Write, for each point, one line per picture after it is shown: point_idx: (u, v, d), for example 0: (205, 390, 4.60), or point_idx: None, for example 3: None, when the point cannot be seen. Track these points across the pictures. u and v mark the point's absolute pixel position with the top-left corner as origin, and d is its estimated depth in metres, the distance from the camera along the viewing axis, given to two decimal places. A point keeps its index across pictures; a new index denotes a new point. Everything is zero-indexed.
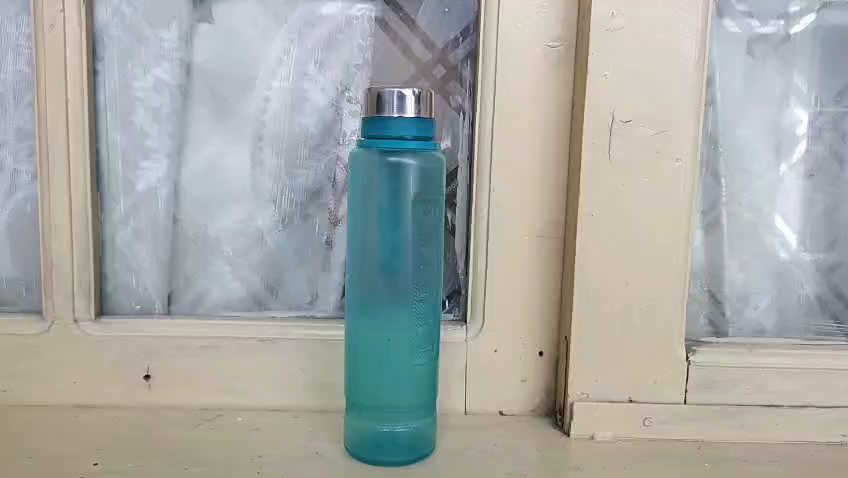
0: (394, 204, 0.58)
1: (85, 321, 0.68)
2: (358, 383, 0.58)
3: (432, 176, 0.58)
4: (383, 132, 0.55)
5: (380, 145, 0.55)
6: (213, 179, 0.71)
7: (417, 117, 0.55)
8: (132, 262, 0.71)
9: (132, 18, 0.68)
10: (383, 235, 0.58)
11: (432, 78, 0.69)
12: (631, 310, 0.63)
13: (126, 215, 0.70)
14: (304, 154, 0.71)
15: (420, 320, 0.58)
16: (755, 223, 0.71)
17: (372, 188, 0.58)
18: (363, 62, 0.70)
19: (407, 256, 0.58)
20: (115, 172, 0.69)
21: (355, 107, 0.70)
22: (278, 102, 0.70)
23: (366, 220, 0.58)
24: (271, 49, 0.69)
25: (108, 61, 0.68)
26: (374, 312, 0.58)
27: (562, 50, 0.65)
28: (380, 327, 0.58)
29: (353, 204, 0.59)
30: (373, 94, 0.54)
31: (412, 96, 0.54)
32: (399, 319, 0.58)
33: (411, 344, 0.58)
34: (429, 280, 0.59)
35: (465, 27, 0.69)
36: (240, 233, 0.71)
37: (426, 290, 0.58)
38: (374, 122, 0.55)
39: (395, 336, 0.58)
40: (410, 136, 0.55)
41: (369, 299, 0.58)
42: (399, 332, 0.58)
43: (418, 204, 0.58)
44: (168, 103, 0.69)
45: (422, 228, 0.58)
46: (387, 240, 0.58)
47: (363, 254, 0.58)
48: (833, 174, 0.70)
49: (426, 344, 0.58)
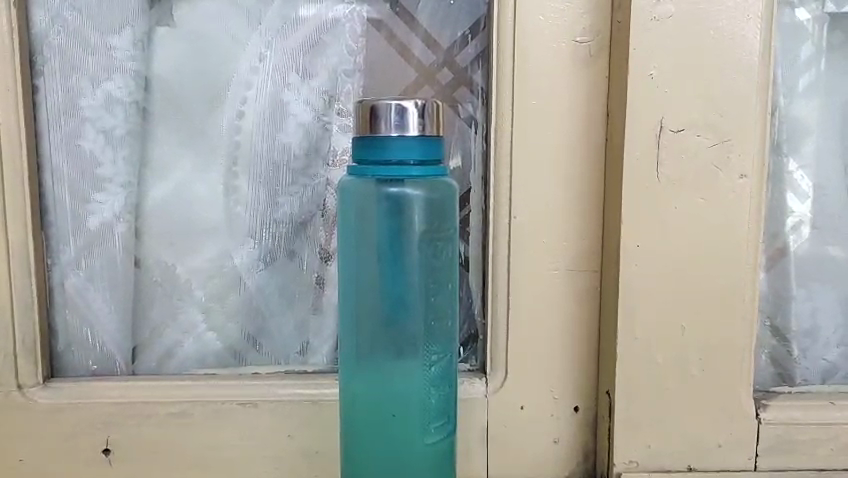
0: (395, 243, 0.47)
1: (31, 387, 0.57)
2: (357, 466, 0.47)
3: (442, 209, 0.47)
4: (380, 155, 0.44)
5: (376, 172, 0.44)
6: (180, 212, 0.59)
7: (422, 136, 0.44)
8: (86, 313, 0.59)
9: (76, 22, 0.56)
10: (382, 283, 0.47)
11: (436, 84, 0.58)
12: (688, 361, 0.52)
13: (77, 258, 0.59)
14: (286, 178, 0.60)
15: (432, 388, 0.47)
16: (829, 247, 0.59)
17: (368, 224, 0.47)
18: (354, 67, 0.59)
19: (413, 308, 0.47)
20: (63, 208, 0.58)
21: (346, 121, 0.59)
22: (255, 117, 0.59)
23: (361, 262, 0.47)
24: (244, 56, 0.58)
25: (49, 75, 0.57)
26: (374, 377, 0.47)
27: (593, 45, 0.54)
28: (382, 394, 0.47)
29: (344, 244, 0.48)
30: (366, 107, 0.43)
31: (414, 110, 0.43)
32: (406, 385, 0.47)
33: (423, 417, 0.47)
34: (442, 338, 0.47)
35: (474, 22, 0.58)
36: (214, 275, 0.60)
37: (439, 350, 0.47)
38: (369, 145, 0.44)
39: (401, 409, 0.47)
40: (413, 161, 0.44)
41: (367, 361, 0.47)
42: (406, 403, 0.46)
43: (425, 242, 0.47)
44: (123, 123, 0.58)
45: (431, 272, 0.47)
46: (386, 289, 0.47)
47: (358, 306, 0.47)
48: None
49: (440, 418, 0.47)
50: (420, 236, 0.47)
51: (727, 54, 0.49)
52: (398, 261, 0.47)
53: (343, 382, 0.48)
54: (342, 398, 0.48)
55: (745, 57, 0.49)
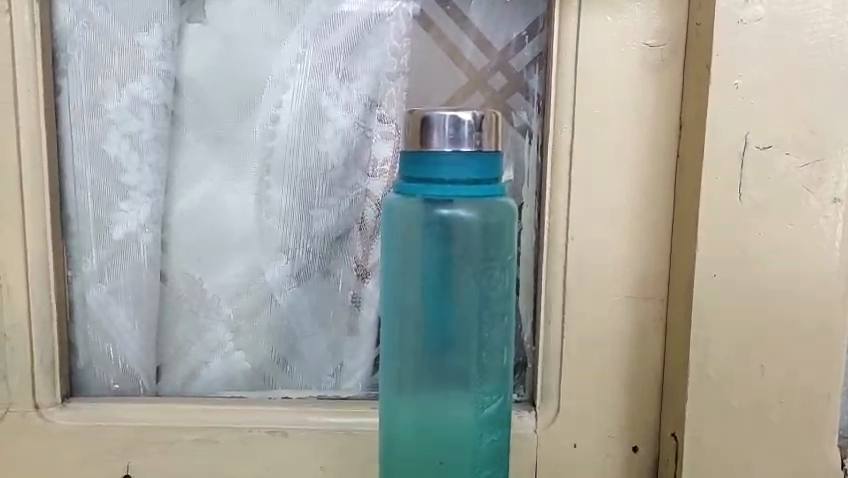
0: (444, 271, 0.43)
1: (48, 407, 0.54)
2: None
3: (498, 232, 0.42)
4: (430, 172, 0.39)
5: (425, 192, 0.39)
6: (209, 222, 0.55)
7: (477, 151, 0.39)
8: (109, 329, 0.55)
9: (101, 19, 0.53)
10: (429, 312, 0.43)
11: (487, 90, 0.53)
12: (766, 404, 0.46)
13: (99, 270, 0.55)
14: (322, 189, 0.55)
15: (483, 433, 0.42)
16: None
17: (415, 248, 0.42)
18: (398, 69, 0.54)
19: (464, 343, 0.43)
20: (85, 217, 0.54)
21: (388, 128, 0.55)
22: (290, 123, 0.55)
23: (406, 291, 0.43)
24: (280, 57, 0.54)
25: (73, 76, 0.53)
26: (420, 418, 0.43)
27: (666, 49, 0.48)
28: (428, 438, 0.43)
29: (387, 271, 0.43)
30: (415, 119, 0.39)
31: (469, 123, 0.38)
32: (455, 428, 0.42)
33: (472, 464, 0.42)
34: (495, 376, 0.43)
35: (533, 21, 0.53)
36: (244, 291, 0.56)
37: (492, 389, 0.43)
38: (418, 161, 0.39)
39: (447, 454, 0.42)
40: (467, 180, 0.39)
41: (412, 401, 0.43)
42: (454, 447, 0.42)
43: (478, 269, 0.42)
44: (150, 127, 0.54)
45: (484, 303, 0.43)
46: (433, 320, 0.43)
47: (401, 338, 0.43)
48: None
49: (491, 466, 0.42)
50: (473, 262, 0.42)
51: (825, 60, 0.43)
52: (447, 289, 0.43)
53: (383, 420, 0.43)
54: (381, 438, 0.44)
55: (844, 64, 0.43)
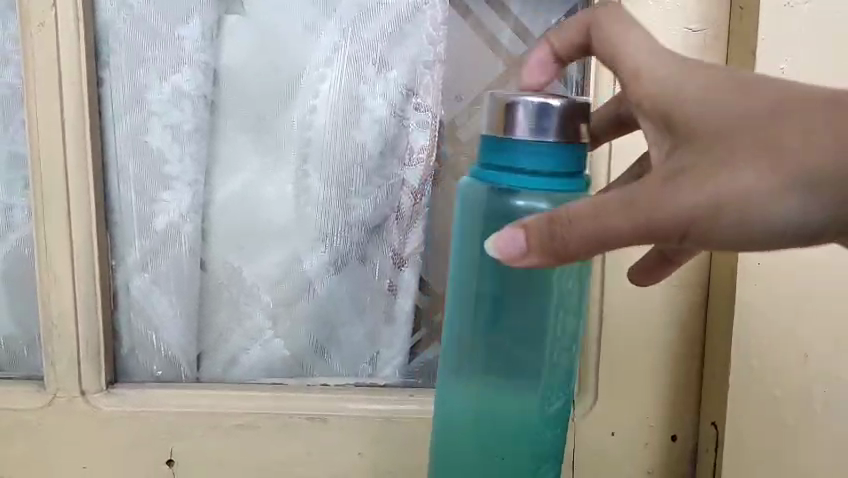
0: (518, 264, 0.43)
1: (94, 393, 0.55)
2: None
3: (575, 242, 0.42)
4: (513, 162, 0.39)
5: (501, 180, 0.40)
6: (249, 211, 0.56)
7: (560, 142, 0.39)
8: (151, 317, 0.57)
9: (143, 11, 0.53)
10: (496, 311, 0.43)
11: (525, 77, 0.55)
12: (809, 393, 0.46)
13: (142, 259, 0.56)
14: (359, 178, 0.56)
15: (547, 429, 0.43)
16: None
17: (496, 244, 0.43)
18: (434, 58, 0.55)
19: (536, 340, 0.44)
20: (127, 207, 0.55)
21: (424, 117, 0.55)
22: (327, 112, 0.55)
23: (478, 280, 0.44)
24: (317, 47, 0.54)
25: (115, 68, 0.54)
26: (486, 407, 0.43)
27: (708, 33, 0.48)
28: (493, 426, 0.43)
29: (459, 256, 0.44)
30: (500, 105, 0.39)
31: (554, 111, 0.38)
32: (521, 421, 0.43)
33: (534, 457, 0.43)
34: (562, 374, 0.44)
35: (570, 8, 0.53)
36: (283, 279, 0.57)
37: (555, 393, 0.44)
38: (500, 148, 0.39)
39: (505, 450, 0.43)
40: (546, 171, 0.39)
41: (479, 389, 0.43)
42: (514, 445, 0.43)
43: (550, 275, 0.43)
44: (190, 118, 0.55)
45: (557, 303, 0.44)
46: (499, 321, 0.43)
47: (465, 336, 0.44)
48: None
49: (548, 460, 0.44)
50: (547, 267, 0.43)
51: None
52: (516, 292, 0.43)
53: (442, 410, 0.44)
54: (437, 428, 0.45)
55: None
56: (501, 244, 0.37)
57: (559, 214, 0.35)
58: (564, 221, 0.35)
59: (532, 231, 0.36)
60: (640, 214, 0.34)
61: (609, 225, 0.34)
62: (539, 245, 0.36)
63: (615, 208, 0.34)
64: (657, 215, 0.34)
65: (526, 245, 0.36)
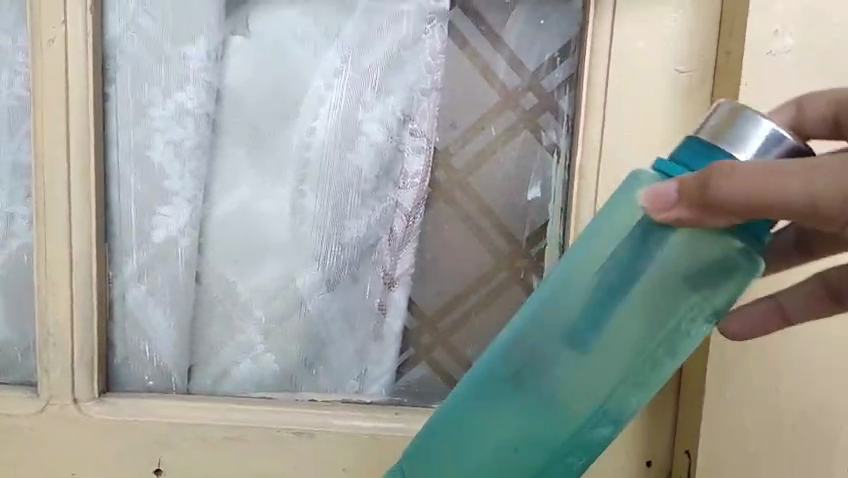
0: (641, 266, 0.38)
1: (86, 401, 0.56)
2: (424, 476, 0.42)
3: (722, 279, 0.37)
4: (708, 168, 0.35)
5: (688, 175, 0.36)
6: (245, 227, 0.58)
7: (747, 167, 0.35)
8: (145, 327, 0.58)
9: (150, 30, 0.55)
10: (599, 317, 0.38)
11: (518, 109, 0.55)
12: (781, 425, 0.48)
13: (139, 271, 0.57)
14: (355, 201, 0.57)
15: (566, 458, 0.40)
16: None
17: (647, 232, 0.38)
18: (431, 85, 0.56)
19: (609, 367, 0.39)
20: (126, 220, 0.57)
21: (420, 142, 0.56)
22: (326, 135, 0.57)
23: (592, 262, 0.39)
24: (319, 71, 0.56)
25: (120, 84, 0.55)
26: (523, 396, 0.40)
27: (695, 74, 0.50)
28: (522, 420, 0.40)
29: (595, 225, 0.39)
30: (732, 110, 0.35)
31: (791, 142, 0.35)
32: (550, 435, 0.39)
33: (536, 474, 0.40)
34: (613, 416, 0.39)
35: (565, 43, 0.53)
36: (276, 295, 0.58)
37: (606, 424, 0.40)
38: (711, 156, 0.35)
39: (528, 451, 0.40)
40: None
41: (527, 377, 0.40)
42: (541, 445, 0.40)
43: (675, 301, 0.38)
44: (192, 135, 0.56)
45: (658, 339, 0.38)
46: (595, 327, 0.39)
47: (549, 316, 0.39)
48: None
49: None
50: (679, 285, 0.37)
51: None
52: (628, 301, 0.38)
53: (484, 376, 0.41)
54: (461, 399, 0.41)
55: None
56: (656, 196, 0.35)
57: (739, 166, 0.32)
58: (732, 170, 0.32)
59: (691, 179, 0.34)
60: (791, 171, 0.32)
61: (771, 184, 0.32)
62: (687, 196, 0.34)
63: (759, 181, 0.32)
64: (812, 174, 0.32)
65: (676, 196, 0.35)
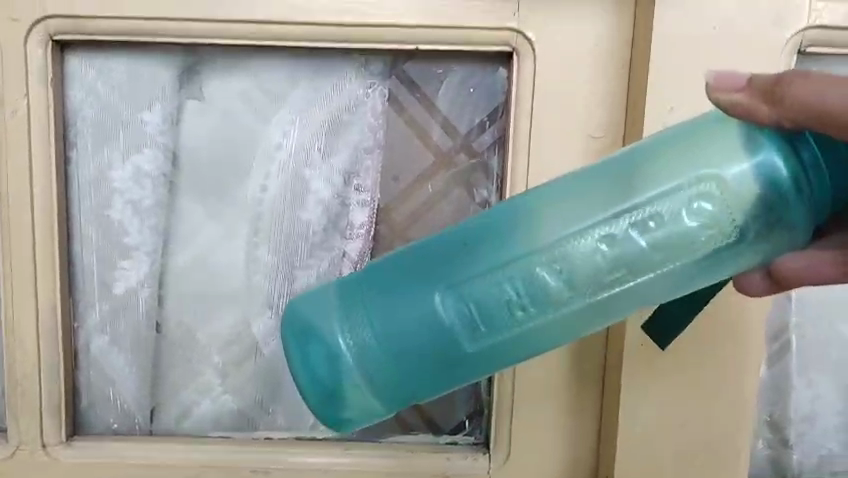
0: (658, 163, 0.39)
1: (54, 445, 0.60)
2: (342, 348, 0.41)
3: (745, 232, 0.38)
4: None
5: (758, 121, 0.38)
6: (202, 278, 0.62)
7: None
8: (109, 372, 0.62)
9: (108, 97, 0.59)
10: (597, 213, 0.40)
11: (452, 168, 0.60)
12: (685, 454, 0.56)
13: (103, 321, 0.62)
14: (304, 252, 0.62)
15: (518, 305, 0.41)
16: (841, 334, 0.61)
17: (687, 144, 0.39)
18: (373, 144, 0.60)
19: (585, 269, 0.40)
20: (90, 273, 0.61)
21: (364, 196, 0.61)
22: (276, 192, 0.61)
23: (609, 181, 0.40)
24: (268, 133, 0.60)
25: (81, 149, 0.60)
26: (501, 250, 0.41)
27: (606, 140, 0.57)
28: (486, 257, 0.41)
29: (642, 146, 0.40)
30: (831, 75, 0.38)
31: None
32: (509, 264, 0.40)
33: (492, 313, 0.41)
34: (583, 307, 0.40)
35: (491, 110, 0.59)
36: (233, 341, 0.63)
37: (573, 297, 0.40)
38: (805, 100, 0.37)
39: (464, 299, 0.41)
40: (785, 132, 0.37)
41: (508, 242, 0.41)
42: (457, 351, 0.41)
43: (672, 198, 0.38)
44: (151, 195, 0.61)
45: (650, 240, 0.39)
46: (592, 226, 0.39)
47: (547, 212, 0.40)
48: None
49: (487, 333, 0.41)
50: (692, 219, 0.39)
51: None
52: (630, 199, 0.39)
53: (465, 237, 0.42)
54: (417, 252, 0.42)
55: None
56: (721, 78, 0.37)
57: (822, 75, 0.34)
58: (802, 77, 0.34)
59: (761, 76, 0.36)
60: None
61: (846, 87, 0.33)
62: (758, 86, 0.35)
63: (834, 96, 0.33)
64: None
65: (743, 85, 0.36)
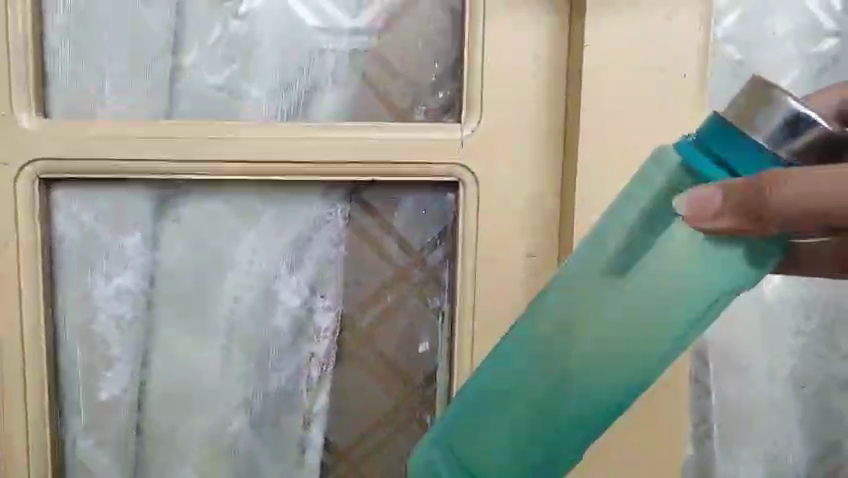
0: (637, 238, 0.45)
1: None
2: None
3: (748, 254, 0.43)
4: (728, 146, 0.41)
5: (696, 163, 0.42)
6: (180, 382, 0.67)
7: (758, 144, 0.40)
8: (94, 471, 0.68)
9: (92, 224, 0.65)
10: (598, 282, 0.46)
11: (408, 279, 0.67)
12: None
13: (89, 426, 0.67)
14: (275, 356, 0.68)
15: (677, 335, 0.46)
16: (759, 415, 0.69)
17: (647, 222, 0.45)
18: (336, 258, 0.67)
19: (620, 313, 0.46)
20: (76, 382, 0.67)
21: (329, 303, 0.68)
22: (249, 303, 0.67)
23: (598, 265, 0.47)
24: (240, 250, 0.66)
25: (66, 270, 0.65)
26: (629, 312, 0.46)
27: (541, 258, 0.65)
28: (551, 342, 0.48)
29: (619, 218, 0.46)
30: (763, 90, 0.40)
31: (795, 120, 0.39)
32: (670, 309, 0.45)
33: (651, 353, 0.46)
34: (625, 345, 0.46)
35: (442, 228, 0.66)
36: (210, 438, 0.68)
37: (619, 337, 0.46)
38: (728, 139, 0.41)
39: (550, 375, 0.48)
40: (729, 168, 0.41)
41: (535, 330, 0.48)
42: (559, 410, 0.48)
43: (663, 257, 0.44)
44: (131, 309, 0.66)
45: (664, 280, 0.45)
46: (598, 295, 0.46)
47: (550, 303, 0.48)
48: (822, 358, 0.69)
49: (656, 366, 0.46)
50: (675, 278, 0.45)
51: None
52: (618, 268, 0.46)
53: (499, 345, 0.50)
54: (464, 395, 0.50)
55: None
56: (691, 203, 0.41)
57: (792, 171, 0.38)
58: (780, 180, 0.38)
59: (729, 187, 0.40)
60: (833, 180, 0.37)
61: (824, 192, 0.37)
62: (734, 200, 0.40)
63: (818, 189, 0.37)
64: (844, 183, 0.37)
65: (718, 208, 0.40)
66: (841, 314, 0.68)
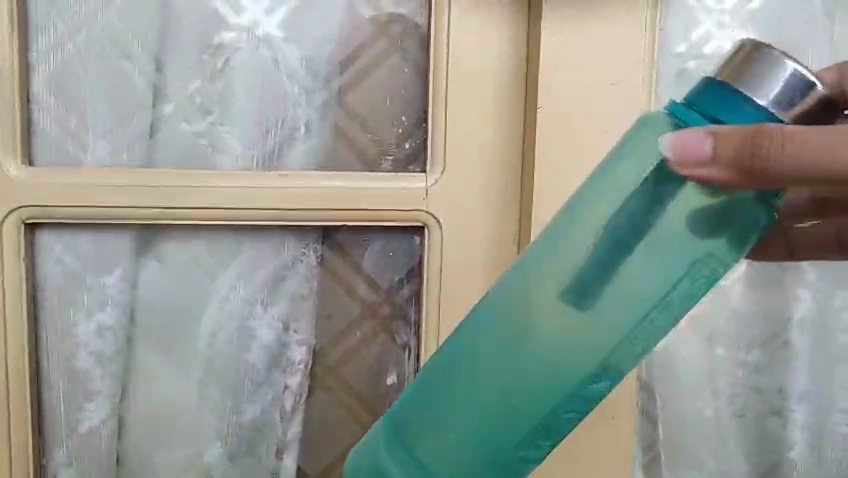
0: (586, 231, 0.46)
1: None
2: None
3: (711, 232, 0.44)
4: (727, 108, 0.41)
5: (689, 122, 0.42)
6: (159, 413, 0.70)
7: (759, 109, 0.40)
8: None
9: (74, 265, 0.68)
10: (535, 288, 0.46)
11: (376, 316, 0.72)
12: None
13: (69, 456, 0.70)
14: (249, 388, 0.71)
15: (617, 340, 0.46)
16: (703, 440, 0.74)
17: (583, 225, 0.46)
18: (308, 296, 0.71)
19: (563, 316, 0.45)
20: (58, 415, 0.70)
21: (302, 338, 0.71)
22: (224, 338, 0.70)
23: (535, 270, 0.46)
24: (216, 289, 0.70)
25: (50, 309, 0.68)
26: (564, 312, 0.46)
27: None
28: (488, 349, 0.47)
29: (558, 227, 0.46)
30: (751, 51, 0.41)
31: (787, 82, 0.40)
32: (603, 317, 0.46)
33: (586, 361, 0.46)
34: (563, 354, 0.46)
35: (409, 269, 0.71)
36: (187, 467, 0.72)
37: (560, 347, 0.46)
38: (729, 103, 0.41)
39: (489, 387, 0.47)
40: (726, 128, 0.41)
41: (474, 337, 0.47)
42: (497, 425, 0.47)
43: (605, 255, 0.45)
44: (111, 346, 0.69)
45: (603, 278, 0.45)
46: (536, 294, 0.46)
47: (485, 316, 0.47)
48: (762, 388, 0.74)
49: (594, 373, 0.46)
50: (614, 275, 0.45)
51: None
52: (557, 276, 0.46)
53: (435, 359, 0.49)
54: (421, 396, 0.49)
55: None
56: (680, 147, 0.40)
57: (790, 129, 0.39)
58: (783, 139, 0.38)
59: (719, 149, 0.39)
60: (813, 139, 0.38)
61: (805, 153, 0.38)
62: (725, 159, 0.39)
63: (801, 152, 0.38)
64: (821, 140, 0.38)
65: (711, 154, 0.40)
66: (779, 346, 0.73)
